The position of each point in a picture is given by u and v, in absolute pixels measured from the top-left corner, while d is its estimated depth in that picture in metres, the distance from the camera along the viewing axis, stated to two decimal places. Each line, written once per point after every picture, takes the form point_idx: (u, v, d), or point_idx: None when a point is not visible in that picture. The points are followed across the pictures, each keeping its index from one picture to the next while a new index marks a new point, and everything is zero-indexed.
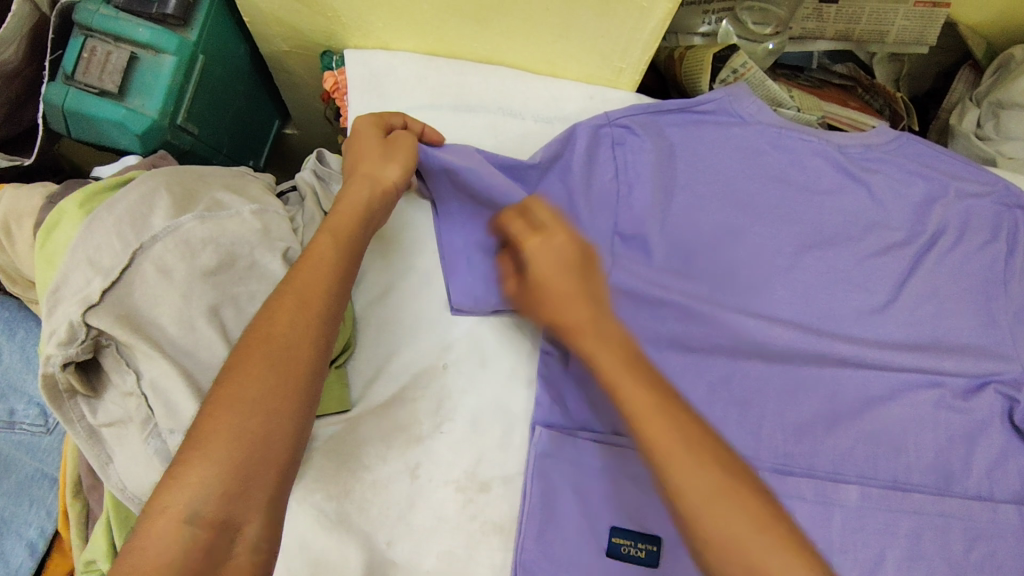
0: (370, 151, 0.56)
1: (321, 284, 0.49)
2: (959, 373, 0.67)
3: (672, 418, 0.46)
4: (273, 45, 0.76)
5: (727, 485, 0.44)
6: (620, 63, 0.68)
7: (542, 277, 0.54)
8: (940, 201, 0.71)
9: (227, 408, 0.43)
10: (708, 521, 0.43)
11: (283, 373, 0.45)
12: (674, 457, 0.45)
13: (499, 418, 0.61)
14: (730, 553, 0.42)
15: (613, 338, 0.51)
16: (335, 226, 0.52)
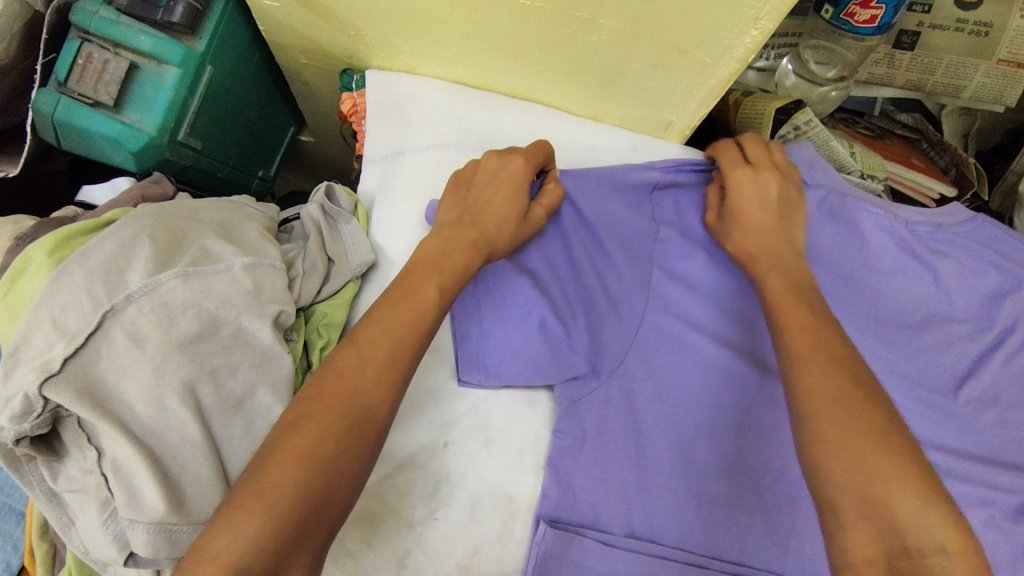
0: (502, 199, 0.55)
1: (413, 338, 0.46)
2: (1014, 492, 0.60)
3: (835, 361, 0.45)
4: (290, 56, 0.70)
5: (883, 442, 0.40)
6: (671, 116, 0.61)
7: (742, 215, 0.57)
8: (1012, 296, 0.63)
9: (296, 458, 0.39)
10: (834, 445, 0.41)
11: (359, 435, 0.41)
12: (820, 400, 0.43)
13: (502, 506, 0.55)
14: (862, 484, 0.39)
15: (784, 266, 0.54)
16: (450, 263, 0.51)
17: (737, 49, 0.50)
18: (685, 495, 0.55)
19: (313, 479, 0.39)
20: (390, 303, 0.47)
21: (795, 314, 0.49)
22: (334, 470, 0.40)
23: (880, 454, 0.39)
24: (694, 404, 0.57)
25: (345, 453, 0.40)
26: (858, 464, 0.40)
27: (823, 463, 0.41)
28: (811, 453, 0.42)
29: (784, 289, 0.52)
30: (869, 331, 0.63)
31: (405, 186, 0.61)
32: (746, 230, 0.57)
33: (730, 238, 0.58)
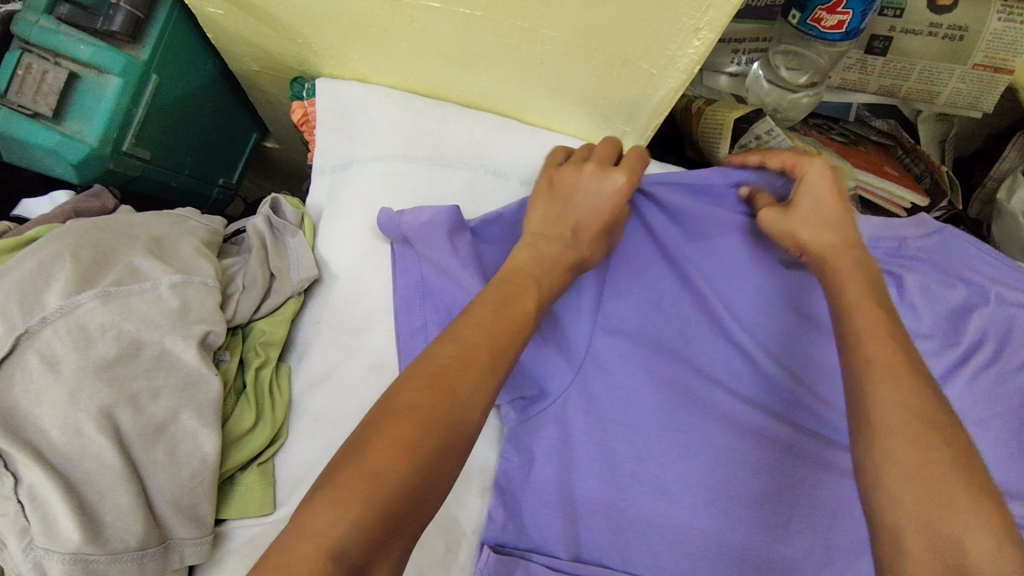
0: (606, 217, 0.55)
1: (511, 348, 0.43)
2: None
3: (919, 384, 0.40)
4: (242, 64, 0.68)
5: (967, 481, 0.35)
6: (624, 127, 0.59)
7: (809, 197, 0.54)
8: (978, 310, 0.62)
9: (401, 447, 0.35)
10: (906, 464, 0.36)
11: (458, 433, 0.38)
12: (900, 418, 0.38)
13: (446, 529, 0.53)
14: (931, 514, 0.34)
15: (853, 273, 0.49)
16: (540, 279, 0.50)
17: (681, 59, 0.48)
18: (632, 516, 0.53)
19: (413, 469, 0.35)
20: (484, 311, 0.45)
21: (864, 326, 0.45)
22: (434, 467, 0.36)
23: (961, 491, 0.35)
24: (646, 417, 0.55)
25: (443, 446, 0.37)
26: (933, 494, 0.35)
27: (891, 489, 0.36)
28: (878, 474, 0.37)
29: (856, 292, 0.47)
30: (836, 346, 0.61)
31: (351, 198, 0.59)
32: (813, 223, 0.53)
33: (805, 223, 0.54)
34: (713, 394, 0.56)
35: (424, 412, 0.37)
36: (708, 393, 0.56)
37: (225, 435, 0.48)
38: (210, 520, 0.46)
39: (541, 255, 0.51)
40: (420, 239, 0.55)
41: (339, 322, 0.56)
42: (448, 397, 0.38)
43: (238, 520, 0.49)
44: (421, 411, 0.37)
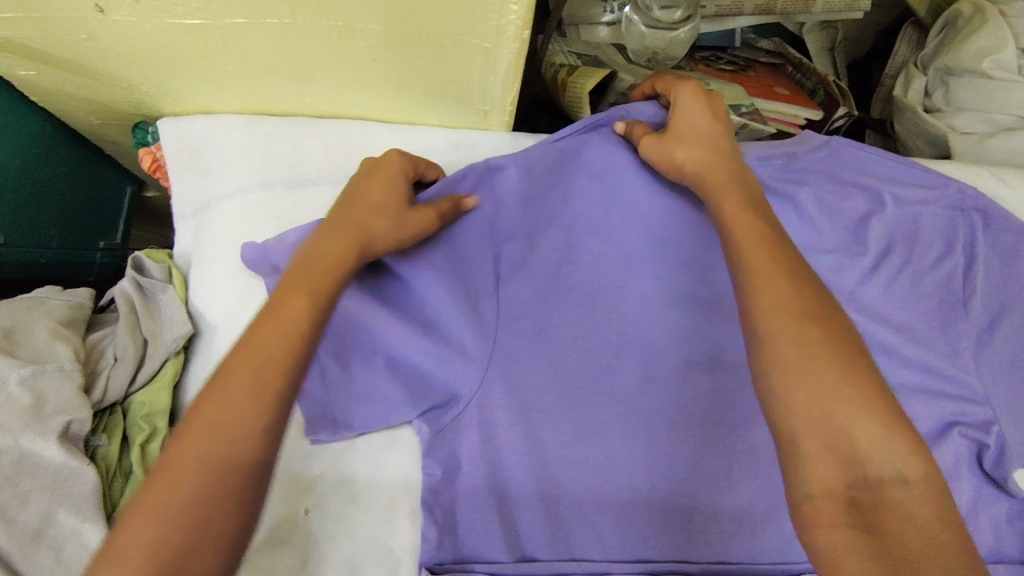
0: (375, 194, 0.50)
1: (282, 353, 0.38)
2: (914, 419, 0.58)
3: (795, 280, 0.39)
4: (82, 119, 0.64)
5: (844, 367, 0.35)
6: (483, 106, 0.57)
7: (676, 121, 0.52)
8: (879, 215, 0.61)
9: (159, 512, 0.32)
10: (791, 367, 0.36)
11: (226, 471, 0.34)
12: (781, 319, 0.37)
13: (382, 559, 0.51)
14: (819, 411, 0.34)
15: (737, 180, 0.48)
16: (312, 277, 0.43)
17: (507, 27, 0.46)
18: (571, 500, 0.53)
19: (171, 530, 0.31)
20: (255, 325, 0.40)
21: (745, 234, 0.42)
22: (195, 519, 0.32)
23: (845, 378, 0.35)
24: (563, 400, 0.54)
25: (207, 494, 0.33)
26: (813, 390, 0.35)
27: (783, 390, 0.36)
28: (768, 375, 0.37)
29: (739, 205, 0.45)
30: None
31: (215, 239, 0.56)
32: (685, 144, 0.51)
33: (671, 147, 0.51)
34: (626, 362, 0.55)
35: (174, 469, 0.33)
36: (618, 363, 0.55)
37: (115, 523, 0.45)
38: None
39: (308, 247, 0.46)
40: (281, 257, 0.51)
41: None
42: (204, 444, 0.34)
43: None
44: (173, 468, 0.33)
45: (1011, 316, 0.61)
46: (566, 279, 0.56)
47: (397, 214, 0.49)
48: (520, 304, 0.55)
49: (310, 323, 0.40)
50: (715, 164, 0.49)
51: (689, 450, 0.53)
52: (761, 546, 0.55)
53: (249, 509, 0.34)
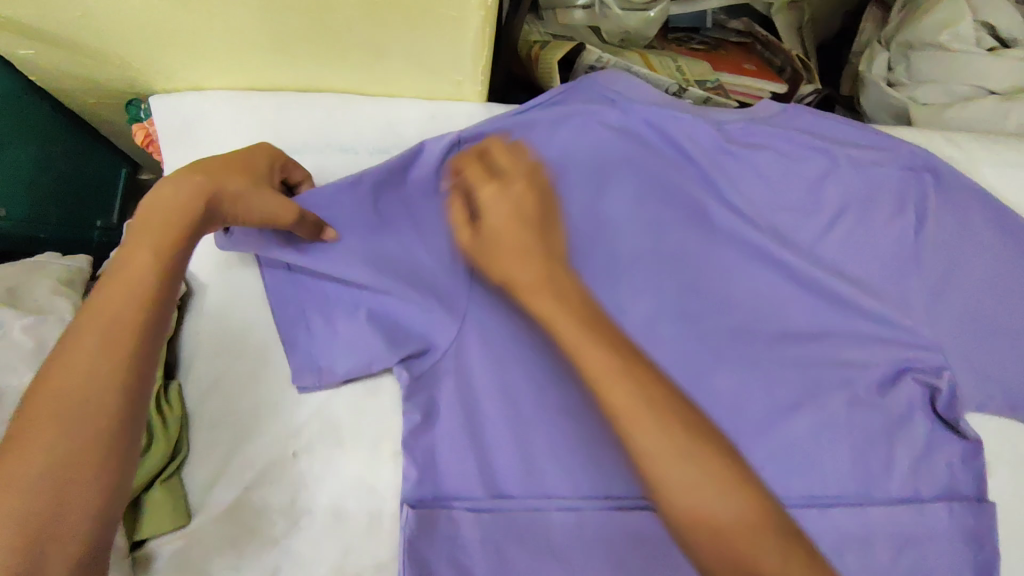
0: (235, 162, 0.49)
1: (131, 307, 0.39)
2: (869, 366, 0.61)
3: (641, 382, 0.37)
4: (79, 99, 0.67)
5: (709, 466, 0.35)
6: (456, 76, 0.60)
7: (498, 227, 0.45)
8: (834, 176, 0.64)
9: (18, 478, 0.34)
10: (676, 491, 0.34)
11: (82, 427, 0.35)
12: (647, 433, 0.35)
13: (366, 499, 0.54)
14: (713, 535, 0.33)
15: (573, 295, 0.41)
16: (150, 230, 0.42)
17: None
18: (544, 442, 0.56)
19: (34, 495, 0.33)
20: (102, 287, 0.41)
21: (572, 326, 0.39)
22: (60, 478, 0.34)
23: (723, 489, 0.34)
24: None
25: (70, 453, 0.35)
26: (701, 501, 0.34)
27: (689, 537, 0.34)
28: (657, 499, 0.35)
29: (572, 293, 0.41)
30: (693, 240, 0.62)
31: None
32: (497, 257, 0.44)
33: (490, 253, 0.45)
34: (597, 313, 0.60)
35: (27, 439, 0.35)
36: (584, 315, 0.59)
37: None
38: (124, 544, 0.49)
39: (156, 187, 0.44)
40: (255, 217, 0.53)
41: (216, 334, 0.56)
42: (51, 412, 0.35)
43: (161, 538, 0.52)
44: (27, 439, 0.35)
45: (959, 270, 0.65)
46: None
47: (252, 181, 0.48)
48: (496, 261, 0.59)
49: (161, 271, 0.41)
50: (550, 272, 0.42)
51: None
52: None
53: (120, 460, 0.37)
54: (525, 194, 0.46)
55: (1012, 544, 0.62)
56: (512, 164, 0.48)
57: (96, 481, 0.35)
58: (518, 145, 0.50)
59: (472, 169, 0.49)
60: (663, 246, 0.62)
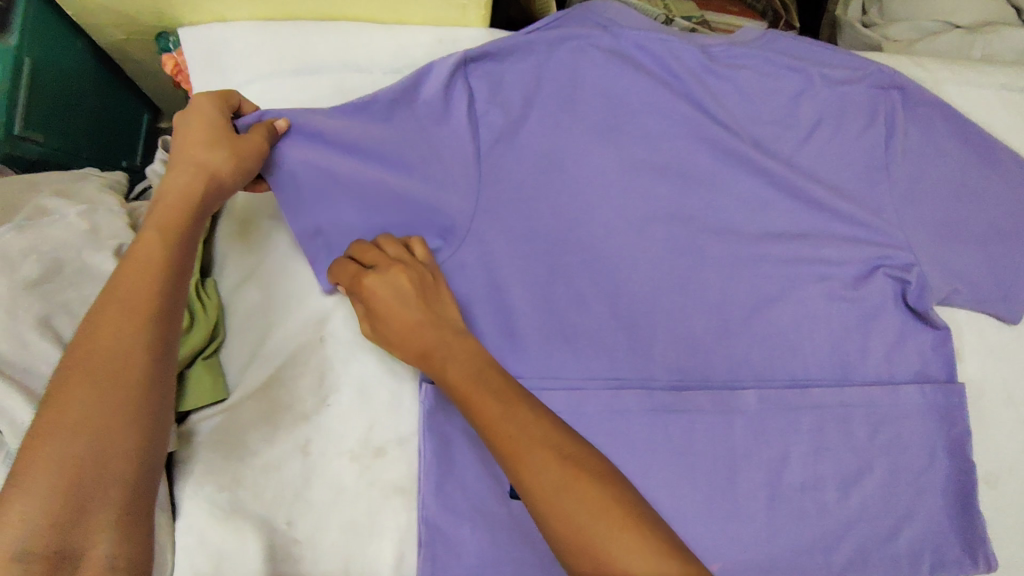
0: (199, 128, 0.53)
1: (147, 289, 0.45)
2: (844, 263, 0.67)
3: (511, 408, 0.46)
4: (108, 36, 0.71)
5: (581, 485, 0.41)
6: (461, 1, 0.65)
7: (388, 314, 0.54)
8: (809, 93, 0.69)
9: (62, 429, 0.39)
10: (547, 506, 0.41)
11: (113, 386, 0.41)
12: (527, 440, 0.44)
13: (388, 381, 0.60)
14: (580, 548, 0.40)
15: (465, 355, 0.51)
16: (161, 222, 0.49)
17: None
18: (547, 331, 0.63)
19: (75, 442, 0.39)
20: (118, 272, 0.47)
21: (461, 372, 0.50)
22: (101, 425, 0.40)
23: (577, 497, 0.41)
24: (542, 248, 0.64)
25: (110, 402, 0.41)
26: (577, 528, 0.40)
27: (554, 536, 0.41)
28: (533, 505, 0.42)
29: (461, 348, 0.52)
30: (679, 151, 0.68)
31: None
32: (396, 336, 0.54)
33: (394, 344, 0.54)
34: (593, 215, 0.65)
35: (65, 394, 0.40)
36: (584, 220, 0.65)
37: None
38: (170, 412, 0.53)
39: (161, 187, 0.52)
40: (285, 139, 0.57)
41: (244, 234, 0.62)
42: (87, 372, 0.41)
43: (201, 415, 0.57)
44: (65, 394, 0.40)
45: (927, 176, 0.70)
46: (539, 148, 0.65)
47: (223, 140, 0.53)
48: (504, 168, 0.63)
49: (170, 258, 0.48)
50: (434, 341, 0.52)
51: (644, 288, 0.65)
52: (712, 370, 0.64)
53: (150, 412, 0.43)
54: (418, 273, 0.56)
55: (981, 424, 0.67)
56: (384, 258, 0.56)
57: (130, 431, 0.41)
58: (387, 236, 0.59)
59: (346, 270, 0.57)
60: (653, 157, 0.67)
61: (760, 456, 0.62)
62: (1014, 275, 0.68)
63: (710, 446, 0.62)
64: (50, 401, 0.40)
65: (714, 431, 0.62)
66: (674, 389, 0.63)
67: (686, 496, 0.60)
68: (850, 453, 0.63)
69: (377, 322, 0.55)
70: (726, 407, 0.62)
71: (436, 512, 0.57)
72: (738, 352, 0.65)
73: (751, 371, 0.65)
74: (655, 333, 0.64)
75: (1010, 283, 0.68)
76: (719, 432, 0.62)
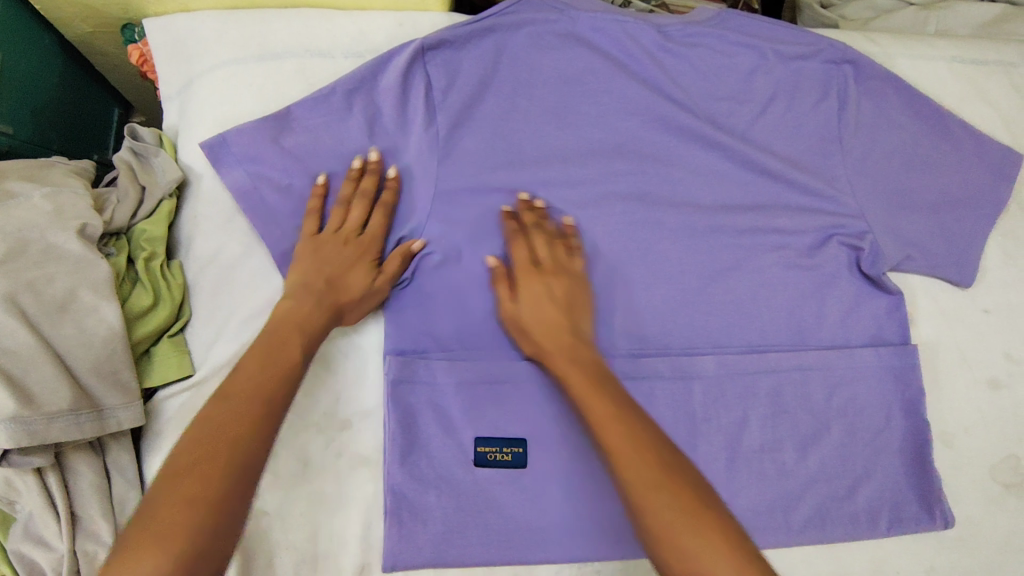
0: (350, 256, 0.59)
1: (279, 388, 0.49)
2: (798, 232, 0.69)
3: (628, 417, 0.50)
4: (75, 29, 0.72)
5: (683, 499, 0.44)
6: None
7: (524, 311, 0.60)
8: (761, 69, 0.71)
9: (195, 503, 0.40)
10: (649, 508, 0.44)
11: (244, 474, 0.43)
12: (625, 439, 0.47)
13: (353, 357, 0.61)
14: (671, 549, 0.42)
15: (589, 363, 0.56)
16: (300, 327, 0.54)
17: None
18: None
19: (202, 518, 0.39)
20: (254, 363, 0.50)
21: (580, 373, 0.54)
22: (218, 509, 0.40)
23: (669, 501, 0.44)
24: (505, 225, 0.65)
25: (236, 488, 0.42)
26: (675, 522, 0.43)
27: (648, 525, 0.44)
28: (636, 504, 0.45)
29: (591, 361, 0.56)
30: (637, 129, 0.69)
31: (199, 108, 0.66)
32: (537, 324, 0.59)
33: (527, 332, 0.59)
34: (551, 193, 0.67)
35: (203, 467, 0.41)
36: (545, 198, 0.66)
37: (127, 312, 0.55)
38: (136, 387, 0.53)
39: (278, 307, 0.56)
40: (248, 131, 0.61)
41: (206, 214, 0.62)
42: (225, 452, 0.43)
43: (169, 394, 0.58)
44: (201, 469, 0.41)
45: (878, 148, 0.72)
46: (498, 130, 0.66)
47: (365, 265, 0.60)
48: (464, 150, 0.65)
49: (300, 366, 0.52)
50: (557, 326, 0.59)
51: (603, 262, 0.66)
52: (671, 338, 0.66)
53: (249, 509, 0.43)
54: (576, 283, 0.62)
55: (939, 385, 0.68)
56: (550, 261, 0.62)
57: (233, 526, 0.41)
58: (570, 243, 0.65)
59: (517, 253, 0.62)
60: (610, 135, 0.69)
61: (720, 421, 0.64)
62: (965, 243, 0.71)
63: (669, 412, 0.63)
64: (183, 473, 0.41)
65: (674, 397, 0.64)
66: (634, 356, 0.64)
67: None
68: (808, 416, 0.65)
69: (516, 313, 0.60)
70: (684, 374, 0.64)
71: (401, 481, 0.58)
72: (696, 321, 0.66)
73: (709, 339, 0.66)
74: (614, 305, 0.66)
75: (962, 250, 0.70)
76: (678, 398, 0.64)
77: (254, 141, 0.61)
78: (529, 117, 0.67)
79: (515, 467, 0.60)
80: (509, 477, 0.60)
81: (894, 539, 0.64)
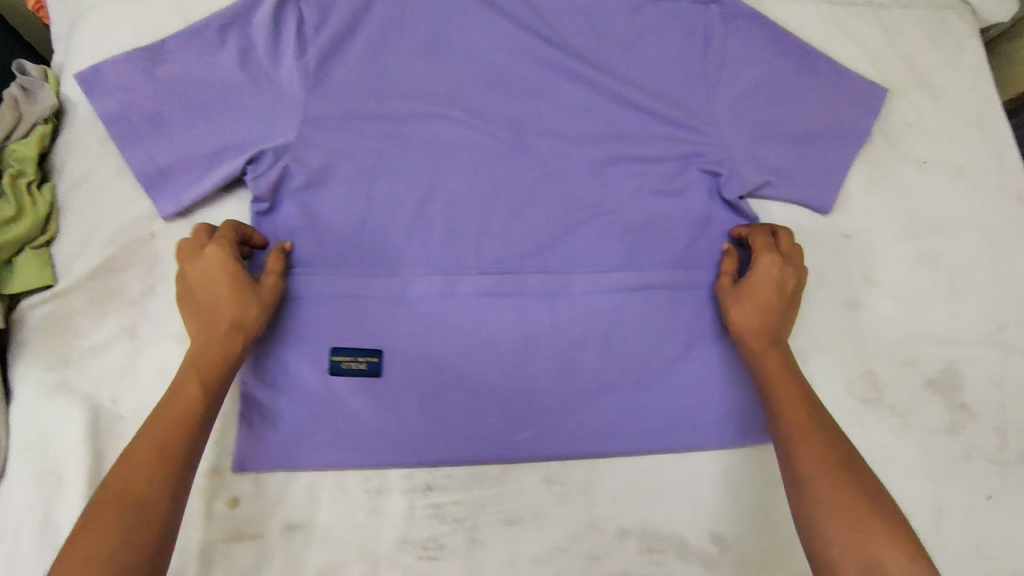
0: (220, 281, 0.57)
1: (182, 435, 0.50)
2: (662, 160, 0.71)
3: (812, 410, 0.57)
4: None
5: (863, 488, 0.50)
6: None
7: (756, 284, 0.64)
8: (628, 9, 0.74)
9: (95, 555, 0.42)
10: (826, 492, 0.50)
11: (140, 527, 0.45)
12: (800, 432, 0.55)
13: None
14: (834, 542, 0.48)
15: (782, 354, 0.62)
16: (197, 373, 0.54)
17: None
18: (372, 224, 0.66)
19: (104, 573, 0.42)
20: (157, 412, 0.51)
21: (771, 365, 0.60)
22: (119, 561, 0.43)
23: (840, 490, 0.50)
24: (370, 151, 0.67)
25: (136, 537, 0.44)
26: (855, 510, 0.49)
27: (818, 514, 0.50)
28: (799, 486, 0.52)
29: (772, 348, 0.62)
30: (507, 63, 0.71)
31: (80, 46, 0.69)
32: (748, 297, 0.64)
33: (738, 305, 0.64)
34: (418, 122, 0.68)
35: (99, 523, 0.44)
36: (411, 126, 0.68)
37: None
38: None
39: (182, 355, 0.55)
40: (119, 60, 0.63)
41: (79, 139, 0.66)
42: (121, 507, 0.45)
43: (35, 303, 0.61)
44: (98, 524, 0.44)
45: (744, 81, 0.73)
46: (366, 62, 0.68)
47: (241, 284, 0.57)
48: (333, 80, 0.66)
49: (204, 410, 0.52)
50: (763, 328, 0.63)
51: (467, 185, 0.68)
52: (534, 259, 0.67)
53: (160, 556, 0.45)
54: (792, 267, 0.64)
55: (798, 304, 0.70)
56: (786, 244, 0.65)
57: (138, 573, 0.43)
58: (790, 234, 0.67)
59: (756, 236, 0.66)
60: (481, 68, 0.71)
61: (577, 337, 0.66)
62: (828, 171, 0.73)
63: (527, 326, 0.65)
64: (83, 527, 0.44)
65: (532, 313, 0.66)
66: (498, 274, 0.66)
67: (500, 372, 0.64)
68: (663, 332, 0.67)
69: (739, 286, 0.65)
70: (543, 291, 0.66)
71: (255, 386, 0.60)
72: (560, 244, 0.68)
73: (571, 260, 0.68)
74: (478, 227, 0.67)
75: (824, 177, 0.73)
76: (536, 314, 0.66)
77: (125, 71, 0.63)
78: (401, 50, 0.69)
79: (370, 376, 0.62)
80: (364, 385, 0.62)
81: (748, 449, 0.66)
